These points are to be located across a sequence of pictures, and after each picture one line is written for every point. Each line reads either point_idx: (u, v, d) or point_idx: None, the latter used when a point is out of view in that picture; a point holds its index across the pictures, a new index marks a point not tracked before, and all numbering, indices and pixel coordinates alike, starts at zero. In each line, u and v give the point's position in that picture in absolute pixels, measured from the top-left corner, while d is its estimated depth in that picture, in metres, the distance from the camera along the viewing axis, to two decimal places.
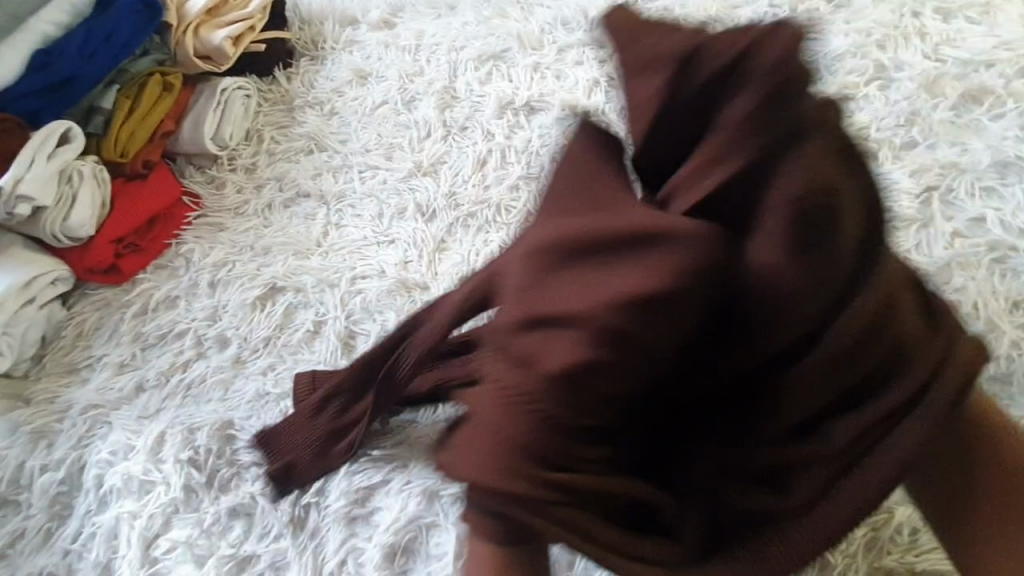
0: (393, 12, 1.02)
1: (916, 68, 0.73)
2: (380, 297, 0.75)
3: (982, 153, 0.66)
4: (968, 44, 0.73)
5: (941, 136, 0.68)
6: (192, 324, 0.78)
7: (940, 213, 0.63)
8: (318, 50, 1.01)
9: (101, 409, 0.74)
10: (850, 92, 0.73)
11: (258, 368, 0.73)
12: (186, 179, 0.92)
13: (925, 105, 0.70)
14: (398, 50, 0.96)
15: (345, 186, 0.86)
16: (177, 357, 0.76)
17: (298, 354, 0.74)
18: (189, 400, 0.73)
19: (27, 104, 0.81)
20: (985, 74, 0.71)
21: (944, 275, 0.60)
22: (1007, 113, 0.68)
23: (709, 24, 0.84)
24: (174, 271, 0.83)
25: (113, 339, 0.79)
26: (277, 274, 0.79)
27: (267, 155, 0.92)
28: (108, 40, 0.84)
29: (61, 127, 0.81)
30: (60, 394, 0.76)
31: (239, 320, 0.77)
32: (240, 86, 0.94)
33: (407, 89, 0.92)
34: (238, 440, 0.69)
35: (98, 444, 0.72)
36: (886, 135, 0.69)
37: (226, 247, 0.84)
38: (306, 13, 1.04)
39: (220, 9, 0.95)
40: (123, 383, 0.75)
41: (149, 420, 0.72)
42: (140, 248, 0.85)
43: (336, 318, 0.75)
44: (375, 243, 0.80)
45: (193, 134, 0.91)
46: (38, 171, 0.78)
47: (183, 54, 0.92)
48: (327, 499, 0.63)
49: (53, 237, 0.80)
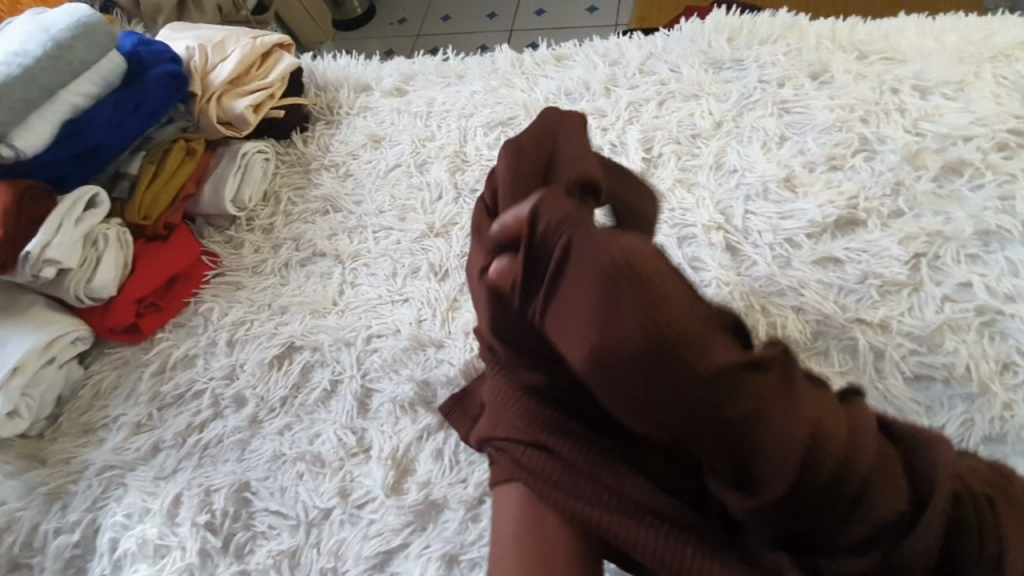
0: (405, 80, 1.08)
1: (898, 141, 0.74)
2: (395, 355, 0.77)
3: (965, 222, 0.68)
4: (947, 118, 0.74)
5: (925, 206, 0.70)
6: (210, 384, 0.79)
7: (927, 277, 0.66)
8: (334, 114, 1.06)
9: (117, 470, 0.75)
10: (837, 163, 0.75)
11: (275, 428, 0.75)
12: (205, 240, 0.96)
13: (908, 176, 0.72)
14: (410, 116, 1.02)
15: (360, 247, 0.90)
16: (194, 417, 0.77)
17: (314, 414, 0.75)
18: (206, 460, 0.74)
19: (54, 171, 0.86)
20: (963, 147, 0.72)
21: (935, 338, 0.63)
22: (987, 183, 0.70)
23: (702, 97, 0.87)
24: (192, 330, 0.86)
25: (130, 398, 0.81)
26: (294, 333, 0.82)
27: (284, 217, 0.96)
28: (136, 109, 0.90)
29: (89, 193, 0.84)
30: (77, 454, 0.77)
31: (257, 378, 0.79)
32: (260, 150, 1.00)
33: (419, 153, 0.97)
34: (255, 502, 0.70)
35: (113, 506, 0.72)
36: (873, 204, 0.71)
37: (244, 306, 0.86)
38: (323, 80, 1.11)
39: (242, 79, 1.01)
40: (140, 444, 0.76)
41: (165, 481, 0.73)
42: (160, 307, 0.88)
43: (353, 376, 0.77)
44: (389, 302, 0.83)
45: (213, 197, 0.95)
46: (65, 235, 0.80)
47: (207, 121, 0.97)
48: (345, 565, 0.64)
49: (77, 298, 0.82)
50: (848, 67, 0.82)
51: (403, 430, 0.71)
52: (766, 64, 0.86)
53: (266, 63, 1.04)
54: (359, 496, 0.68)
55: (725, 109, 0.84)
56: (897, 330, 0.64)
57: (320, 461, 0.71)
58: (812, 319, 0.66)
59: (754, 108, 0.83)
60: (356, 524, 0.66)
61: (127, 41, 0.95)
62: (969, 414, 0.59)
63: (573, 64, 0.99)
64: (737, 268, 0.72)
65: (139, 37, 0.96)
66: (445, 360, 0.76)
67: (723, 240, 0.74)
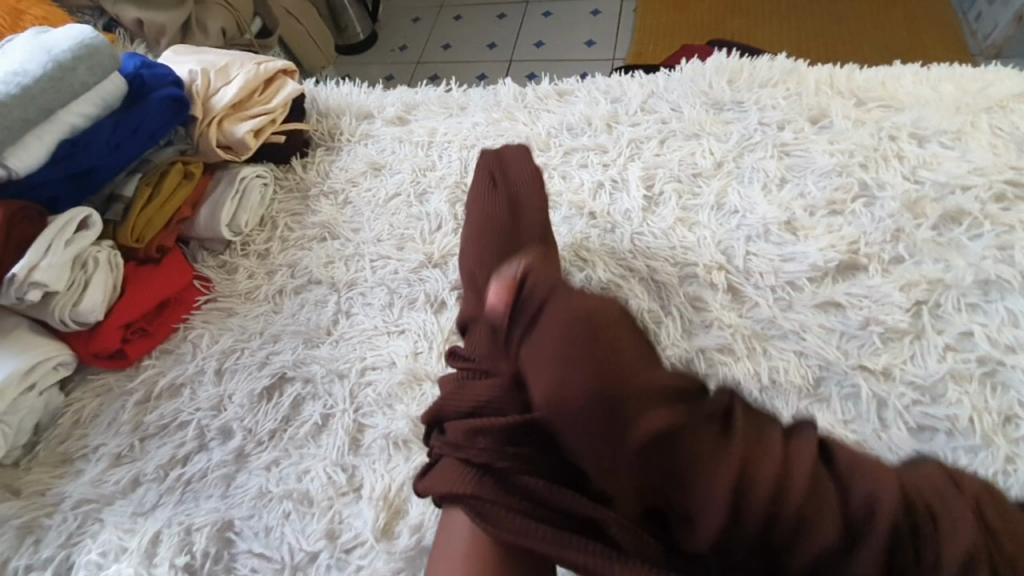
0: (407, 110, 1.08)
1: (897, 188, 0.75)
2: (390, 389, 0.75)
3: (965, 271, 0.68)
4: (944, 167, 0.75)
5: (925, 253, 0.70)
6: (196, 415, 0.77)
7: (928, 325, 0.66)
8: (335, 140, 1.06)
9: (95, 504, 0.72)
10: (837, 207, 0.76)
11: (262, 463, 0.72)
12: (199, 264, 0.94)
13: (908, 223, 0.72)
14: (411, 145, 1.02)
15: (357, 275, 0.88)
16: (178, 450, 0.74)
17: (303, 450, 0.73)
18: (188, 496, 0.71)
19: (48, 191, 0.84)
20: (962, 196, 0.73)
21: (938, 387, 0.62)
22: (985, 233, 0.70)
23: (703, 137, 0.87)
24: (180, 357, 0.83)
25: (112, 428, 0.78)
26: (286, 363, 0.79)
27: (280, 242, 0.95)
28: (136, 131, 0.89)
29: (81, 214, 0.82)
30: (52, 486, 0.74)
31: (245, 410, 0.76)
32: (259, 174, 0.99)
33: (420, 183, 0.97)
34: (238, 543, 0.67)
35: (88, 543, 0.69)
36: (874, 250, 0.71)
37: (235, 333, 0.84)
38: (325, 106, 1.11)
39: (245, 103, 1.00)
40: (119, 477, 0.73)
41: (144, 518, 0.70)
42: (148, 332, 0.86)
43: (345, 411, 0.75)
44: (385, 333, 0.81)
45: (209, 221, 0.94)
46: (55, 257, 0.78)
47: (206, 144, 0.96)
48: None
49: (62, 322, 0.80)
50: (846, 113, 0.83)
51: (395, 469, 0.69)
52: (766, 106, 0.88)
53: (269, 88, 1.04)
54: (347, 539, 0.65)
55: (726, 150, 0.85)
56: (900, 378, 0.64)
57: (308, 500, 0.68)
58: (814, 364, 0.66)
59: (754, 149, 0.84)
60: (344, 569, 0.64)
61: (129, 62, 0.95)
62: (972, 466, 0.58)
63: (576, 100, 1.00)
64: (738, 309, 0.72)
65: (142, 59, 0.96)
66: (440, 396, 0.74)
67: (725, 281, 0.73)
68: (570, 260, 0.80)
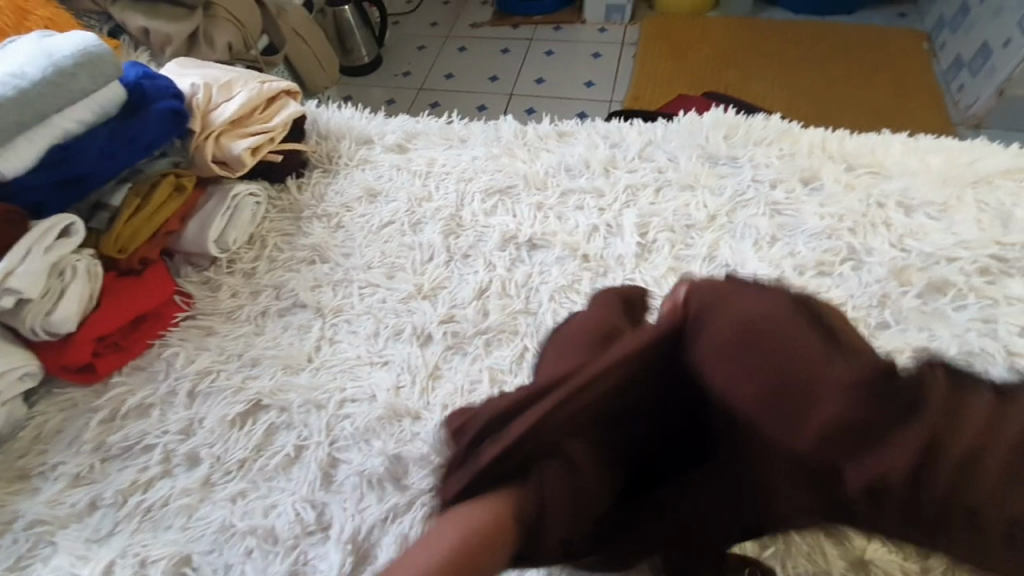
0: (407, 138, 1.09)
1: (885, 255, 0.77)
2: (369, 423, 0.73)
3: (950, 342, 0.69)
4: (931, 238, 0.77)
5: (911, 320, 0.71)
6: (163, 437, 0.74)
7: None
8: (332, 164, 1.06)
9: (48, 526, 0.68)
10: (826, 268, 0.77)
11: (228, 494, 0.69)
12: (181, 279, 0.92)
13: (895, 290, 0.74)
14: (408, 174, 1.02)
15: (344, 301, 0.87)
16: (141, 473, 0.71)
17: (272, 482, 0.70)
18: (146, 525, 0.67)
19: (36, 196, 0.81)
20: (946, 268, 0.75)
21: None
22: (969, 305, 0.72)
23: (698, 189, 0.89)
24: (152, 375, 0.80)
25: (73, 446, 0.74)
26: (263, 390, 0.77)
27: (267, 262, 0.93)
28: (132, 141, 0.87)
29: (64, 221, 0.80)
30: (3, 505, 0.70)
31: (215, 436, 0.74)
32: (252, 193, 0.98)
33: (415, 212, 0.96)
34: None
35: (36, 569, 0.65)
36: (861, 313, 0.72)
37: (212, 354, 0.82)
38: (325, 128, 1.11)
39: (244, 120, 1.00)
40: (76, 499, 0.70)
41: (98, 545, 0.66)
42: (121, 347, 0.83)
43: (319, 443, 0.72)
44: (368, 363, 0.79)
45: (196, 236, 0.92)
46: (33, 264, 0.75)
47: (201, 158, 0.95)
48: None
49: (32, 331, 0.77)
50: (837, 176, 0.86)
51: (367, 509, 0.66)
52: (760, 164, 0.90)
53: (271, 107, 1.04)
54: None
55: (720, 203, 0.86)
56: None
57: (272, 537, 0.65)
58: None
59: (747, 205, 0.86)
60: None
61: (132, 71, 0.94)
62: None
63: (575, 142, 1.01)
64: None
65: (144, 70, 0.95)
66: (419, 435, 0.71)
67: None
68: (560, 301, 0.80)
